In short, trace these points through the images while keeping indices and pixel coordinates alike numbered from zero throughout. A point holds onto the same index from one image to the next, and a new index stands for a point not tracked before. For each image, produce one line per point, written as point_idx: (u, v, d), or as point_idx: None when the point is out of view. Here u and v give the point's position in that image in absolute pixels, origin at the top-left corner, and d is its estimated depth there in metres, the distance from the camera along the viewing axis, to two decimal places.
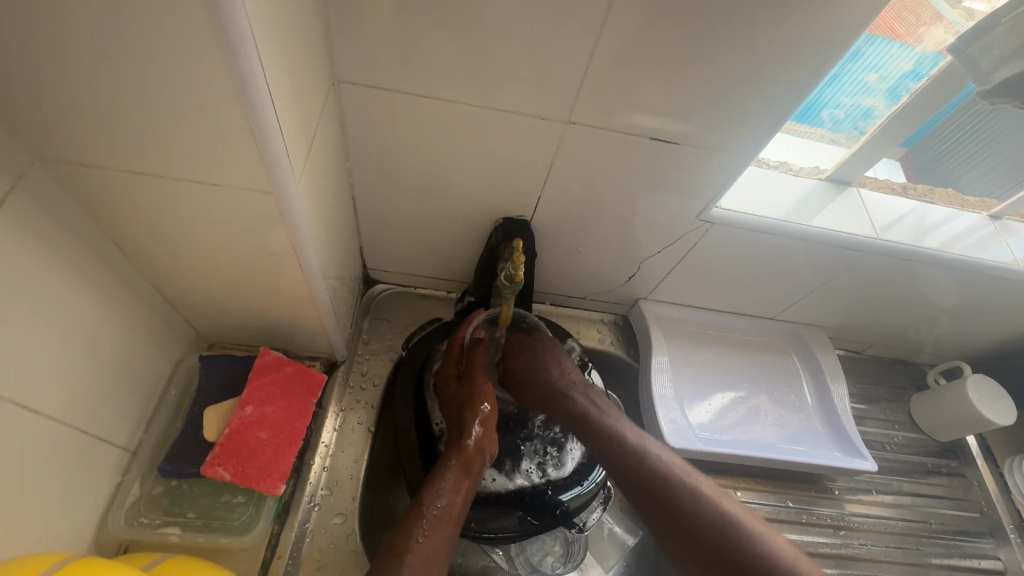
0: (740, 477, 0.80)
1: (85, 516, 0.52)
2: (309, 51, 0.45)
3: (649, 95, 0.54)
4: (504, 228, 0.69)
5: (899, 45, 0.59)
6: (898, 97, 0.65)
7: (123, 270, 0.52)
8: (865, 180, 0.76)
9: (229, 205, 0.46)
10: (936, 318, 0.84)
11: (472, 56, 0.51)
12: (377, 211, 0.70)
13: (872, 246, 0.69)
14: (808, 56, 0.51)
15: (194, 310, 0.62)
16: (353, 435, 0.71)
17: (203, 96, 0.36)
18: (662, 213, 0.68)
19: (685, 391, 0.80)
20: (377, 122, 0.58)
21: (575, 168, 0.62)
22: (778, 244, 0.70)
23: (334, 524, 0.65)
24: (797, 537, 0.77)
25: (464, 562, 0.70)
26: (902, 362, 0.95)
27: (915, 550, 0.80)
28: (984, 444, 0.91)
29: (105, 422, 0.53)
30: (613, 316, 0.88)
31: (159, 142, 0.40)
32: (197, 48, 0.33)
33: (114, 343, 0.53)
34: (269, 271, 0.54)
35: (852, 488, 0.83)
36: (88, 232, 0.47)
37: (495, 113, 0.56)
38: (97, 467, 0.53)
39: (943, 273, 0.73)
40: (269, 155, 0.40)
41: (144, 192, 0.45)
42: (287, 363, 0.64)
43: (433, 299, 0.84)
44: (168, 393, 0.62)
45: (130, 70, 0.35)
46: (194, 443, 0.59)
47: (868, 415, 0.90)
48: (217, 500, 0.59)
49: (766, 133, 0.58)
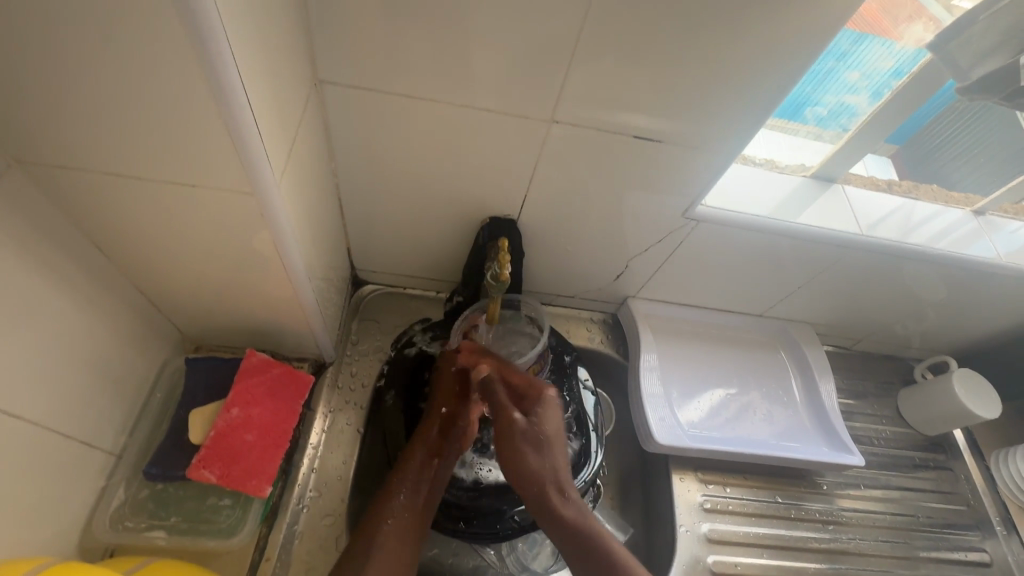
0: (729, 473, 0.80)
1: (68, 521, 0.52)
2: (289, 52, 0.45)
3: (631, 93, 0.54)
4: (490, 227, 0.69)
5: (881, 43, 0.60)
6: (879, 95, 0.65)
7: (106, 273, 0.52)
8: (850, 176, 0.76)
9: (208, 207, 0.45)
10: (923, 313, 0.84)
11: (454, 57, 0.51)
12: (363, 212, 0.69)
13: (857, 242, 0.70)
14: (787, 53, 0.51)
15: (179, 313, 0.61)
16: (341, 436, 0.71)
17: (178, 97, 0.36)
18: (648, 211, 0.68)
19: (673, 389, 0.81)
20: (361, 123, 0.58)
21: (560, 167, 0.62)
22: (764, 241, 0.70)
23: (323, 525, 0.64)
24: (787, 532, 0.78)
25: (456, 562, 0.70)
26: (890, 357, 0.96)
27: (904, 543, 0.81)
28: (971, 438, 0.92)
29: (88, 426, 0.53)
30: (602, 314, 0.88)
31: (137, 144, 0.40)
32: (171, 47, 0.33)
33: (97, 347, 0.53)
34: (253, 273, 0.54)
35: (840, 482, 0.83)
36: (68, 235, 0.47)
37: (478, 113, 0.57)
38: (81, 471, 0.53)
39: (928, 269, 0.74)
40: (246, 155, 0.40)
41: (123, 195, 0.44)
42: (273, 365, 0.63)
43: (422, 300, 0.83)
44: (153, 396, 0.62)
45: (104, 71, 0.34)
46: (180, 446, 0.59)
47: (856, 410, 0.90)
48: (203, 503, 0.59)
49: (748, 130, 0.58)
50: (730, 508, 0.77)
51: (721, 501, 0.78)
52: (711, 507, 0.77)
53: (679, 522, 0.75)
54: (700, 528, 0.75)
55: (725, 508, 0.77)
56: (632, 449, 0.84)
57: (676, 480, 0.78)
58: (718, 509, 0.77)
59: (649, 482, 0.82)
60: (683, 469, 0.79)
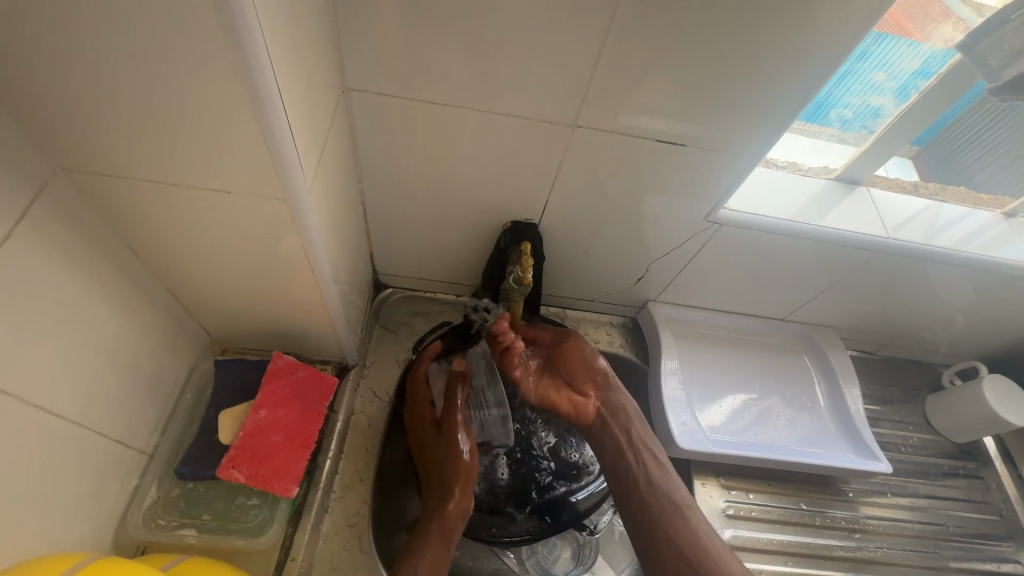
0: (752, 479, 0.79)
1: (104, 517, 0.54)
2: (321, 61, 0.46)
3: (654, 98, 0.54)
4: (512, 231, 0.69)
5: (908, 44, 0.59)
6: (907, 96, 0.65)
7: (140, 277, 0.54)
8: (875, 179, 0.75)
9: (240, 213, 0.47)
10: (951, 318, 0.83)
11: (481, 64, 0.52)
12: (387, 217, 0.70)
13: (884, 245, 0.69)
14: (815, 53, 0.50)
15: (209, 315, 0.63)
16: (365, 439, 0.71)
17: (216, 106, 0.37)
18: (669, 215, 0.68)
19: (694, 394, 0.80)
20: (387, 129, 0.59)
21: (582, 172, 0.63)
22: (788, 245, 0.70)
23: (346, 526, 0.65)
24: (812, 540, 0.77)
25: (476, 565, 0.71)
26: (916, 363, 0.94)
27: (933, 553, 0.79)
28: (1003, 446, 0.89)
29: (123, 426, 0.55)
30: (622, 318, 0.88)
31: (174, 151, 0.41)
32: (213, 59, 0.34)
33: (131, 349, 0.54)
34: (282, 277, 0.55)
35: (866, 490, 0.82)
36: (107, 239, 0.49)
37: (502, 119, 0.57)
38: (116, 470, 0.54)
39: (959, 272, 0.72)
40: (280, 160, 0.41)
41: (159, 202, 0.46)
42: (300, 366, 0.64)
43: (442, 303, 0.84)
44: (184, 398, 0.64)
45: (145, 82, 0.36)
46: (209, 447, 0.60)
47: (882, 416, 0.89)
48: (232, 502, 0.60)
49: (772, 133, 0.58)
50: (753, 514, 0.77)
51: (743, 507, 0.77)
52: (733, 513, 0.76)
53: None
54: (723, 534, 0.74)
55: (748, 515, 0.76)
56: None
57: (696, 485, 0.77)
58: (740, 515, 0.76)
59: None
60: (705, 475, 0.78)
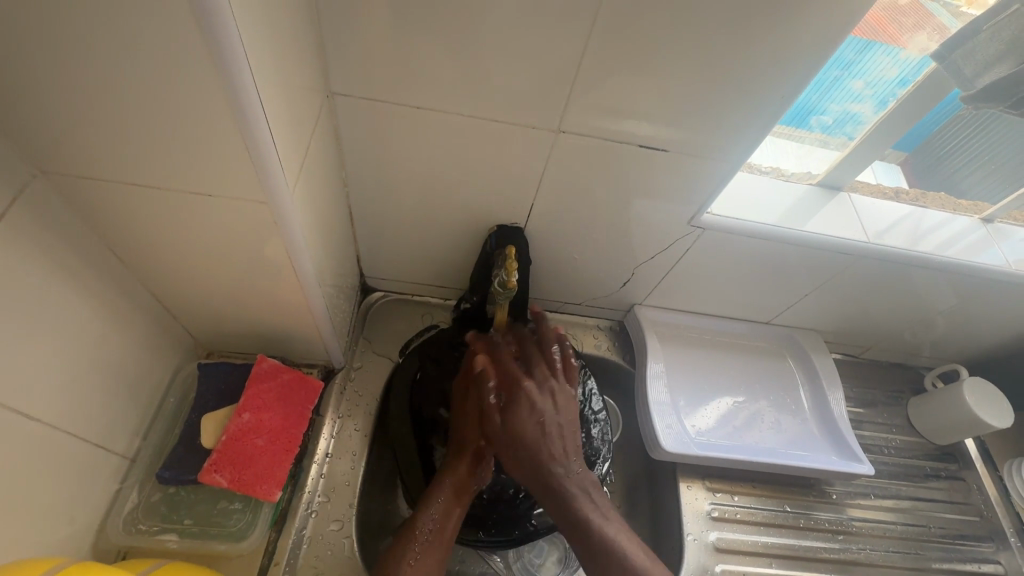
0: (737, 481, 0.80)
1: (84, 523, 0.53)
2: (303, 64, 0.46)
3: (635, 104, 0.55)
4: (497, 235, 0.70)
5: (886, 51, 0.59)
6: (885, 103, 0.66)
7: (123, 280, 0.53)
8: (856, 184, 0.76)
9: (222, 216, 0.47)
10: (932, 321, 0.84)
11: (464, 69, 0.53)
12: (372, 220, 0.71)
13: (865, 249, 0.70)
14: (793, 60, 0.51)
15: (192, 318, 0.63)
16: (350, 442, 0.71)
17: (197, 108, 0.37)
18: (653, 219, 0.68)
19: (680, 399, 0.80)
20: (370, 133, 0.59)
21: (566, 176, 0.63)
22: (770, 249, 0.71)
23: (331, 531, 0.64)
24: (795, 542, 0.77)
25: (463, 568, 0.70)
26: (899, 365, 0.96)
27: (915, 554, 0.80)
28: (984, 448, 0.90)
29: (104, 430, 0.54)
30: (609, 322, 0.89)
31: (155, 154, 0.41)
32: (191, 62, 0.34)
33: (113, 353, 0.54)
34: (266, 280, 0.55)
35: (850, 492, 0.83)
36: (88, 241, 0.48)
37: (485, 124, 0.58)
38: (97, 474, 0.54)
39: (939, 277, 0.74)
40: (262, 163, 0.41)
41: (140, 205, 0.46)
42: (284, 370, 0.65)
43: (429, 306, 0.84)
44: (167, 401, 0.63)
45: (124, 83, 0.36)
46: (192, 451, 0.60)
47: (865, 419, 0.90)
48: (214, 507, 0.60)
49: (754, 138, 0.58)
50: (738, 517, 0.77)
51: (728, 510, 0.77)
52: (718, 515, 0.76)
53: (685, 531, 0.75)
54: (707, 537, 0.75)
55: (733, 517, 0.77)
56: (638, 457, 0.84)
57: (682, 488, 0.77)
58: (725, 517, 0.77)
59: (655, 488, 0.82)
60: (691, 478, 0.78)
